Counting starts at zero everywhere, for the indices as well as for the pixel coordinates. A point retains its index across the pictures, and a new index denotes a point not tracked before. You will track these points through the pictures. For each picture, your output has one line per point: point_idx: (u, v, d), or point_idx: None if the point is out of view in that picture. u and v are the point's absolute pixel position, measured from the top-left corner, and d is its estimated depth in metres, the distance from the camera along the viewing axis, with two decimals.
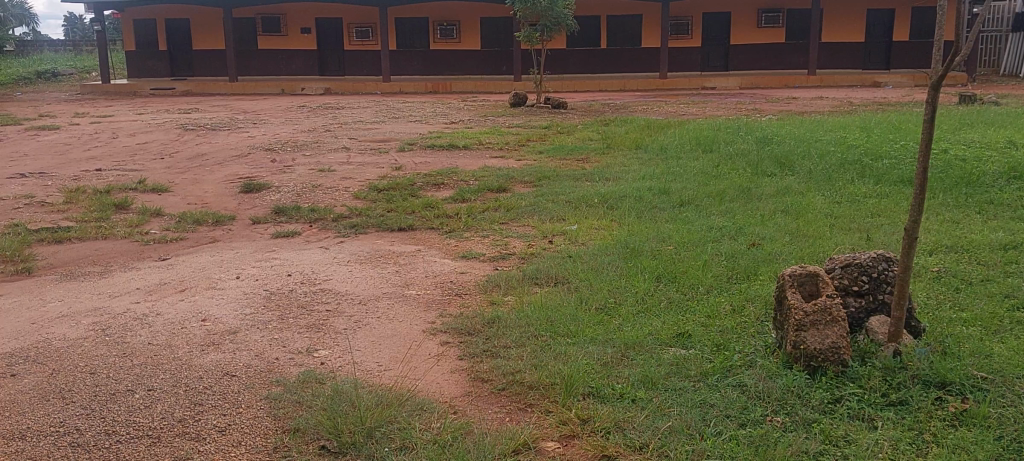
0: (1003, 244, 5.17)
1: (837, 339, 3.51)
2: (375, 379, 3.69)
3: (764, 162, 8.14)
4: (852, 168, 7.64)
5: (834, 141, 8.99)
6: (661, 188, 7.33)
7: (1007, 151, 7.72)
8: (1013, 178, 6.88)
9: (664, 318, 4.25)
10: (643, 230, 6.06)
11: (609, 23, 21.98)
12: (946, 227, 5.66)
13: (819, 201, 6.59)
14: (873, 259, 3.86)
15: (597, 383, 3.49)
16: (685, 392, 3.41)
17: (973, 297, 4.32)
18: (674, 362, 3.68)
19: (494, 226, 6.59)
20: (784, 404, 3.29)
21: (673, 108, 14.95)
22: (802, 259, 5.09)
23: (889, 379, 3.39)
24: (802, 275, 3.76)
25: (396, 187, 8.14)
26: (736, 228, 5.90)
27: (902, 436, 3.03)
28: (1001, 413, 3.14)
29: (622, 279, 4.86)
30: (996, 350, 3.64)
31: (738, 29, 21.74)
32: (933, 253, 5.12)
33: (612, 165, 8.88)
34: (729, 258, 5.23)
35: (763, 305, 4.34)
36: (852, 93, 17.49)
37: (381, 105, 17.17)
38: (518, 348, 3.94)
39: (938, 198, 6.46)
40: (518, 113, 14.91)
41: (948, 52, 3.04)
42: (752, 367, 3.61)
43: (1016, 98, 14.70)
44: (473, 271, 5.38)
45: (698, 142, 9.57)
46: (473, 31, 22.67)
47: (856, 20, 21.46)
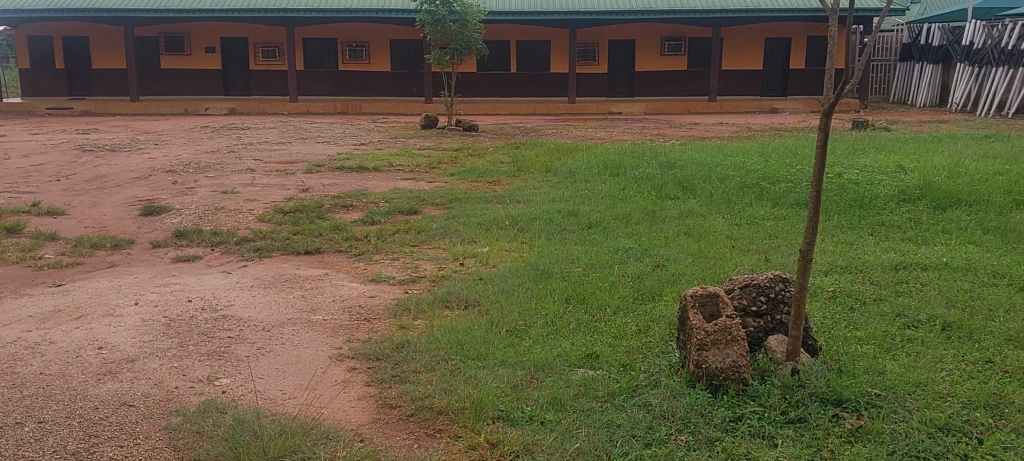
0: (894, 265, 5.39)
1: (738, 358, 3.58)
2: (278, 407, 3.61)
3: (667, 185, 8.31)
4: (752, 191, 7.87)
5: (734, 165, 9.22)
6: (570, 210, 7.42)
7: (897, 175, 8.05)
8: (903, 200, 7.19)
9: (573, 339, 4.27)
10: (553, 252, 6.10)
11: (515, 48, 22.22)
12: (840, 248, 5.87)
13: (720, 224, 6.76)
14: (771, 280, 3.97)
15: (507, 407, 3.48)
16: (593, 413, 3.43)
17: (867, 317, 4.48)
18: (582, 383, 3.70)
19: (404, 249, 6.54)
20: (687, 423, 3.34)
21: (583, 132, 15.14)
22: (705, 280, 5.19)
23: (788, 397, 3.47)
24: (703, 295, 3.82)
25: (302, 209, 8.00)
26: (641, 250, 5.99)
27: (802, 453, 3.11)
28: (894, 428, 3.25)
29: (532, 301, 4.88)
30: (888, 366, 3.78)
31: (643, 56, 22.20)
32: (829, 273, 5.30)
33: (523, 188, 8.93)
34: (635, 279, 5.30)
35: (668, 325, 4.40)
36: (750, 120, 18.04)
37: (289, 125, 16.90)
38: (427, 373, 3.90)
39: (833, 220, 6.70)
40: (428, 135, 14.87)
41: (839, 80, 3.15)
42: (657, 387, 3.66)
43: (904, 124, 15.37)
44: (383, 295, 5.32)
45: (605, 165, 9.71)
46: (381, 53, 22.55)
47: (755, 49, 22.16)
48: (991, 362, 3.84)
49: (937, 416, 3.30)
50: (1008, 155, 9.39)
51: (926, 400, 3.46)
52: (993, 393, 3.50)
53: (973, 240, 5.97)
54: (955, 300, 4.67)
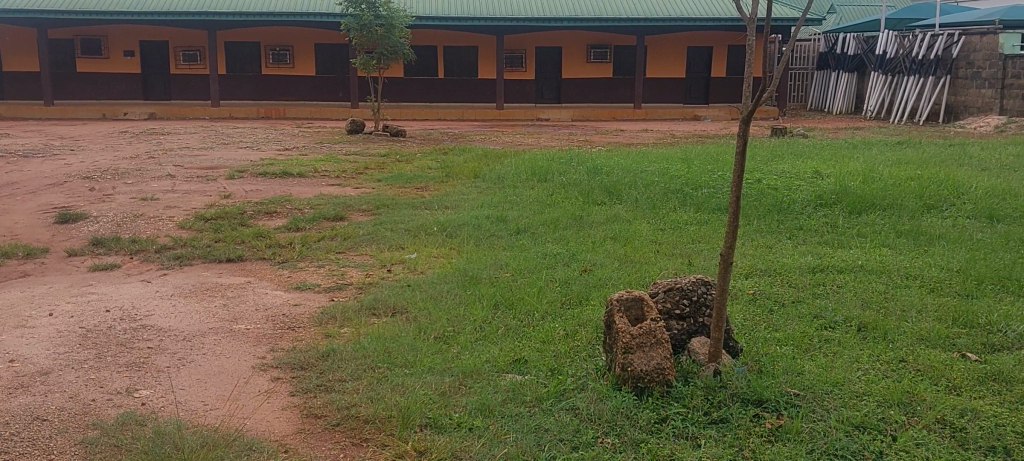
0: (813, 267, 5.53)
1: (662, 360, 3.63)
2: (200, 418, 3.54)
3: (595, 190, 8.39)
4: (676, 196, 8.01)
5: (659, 171, 9.37)
6: (498, 216, 7.43)
7: (814, 180, 8.27)
8: (820, 205, 7.40)
9: (501, 345, 4.28)
10: (481, 257, 6.11)
11: (442, 54, 22.20)
12: (760, 252, 6.00)
13: (645, 229, 6.86)
14: (693, 283, 4.04)
15: (435, 414, 3.47)
16: (520, 418, 3.45)
17: (786, 318, 4.60)
18: (510, 388, 3.72)
19: (330, 256, 6.47)
20: (613, 426, 3.38)
21: (511, 138, 15.18)
22: (632, 284, 5.26)
23: (710, 398, 3.54)
24: (628, 299, 3.86)
25: (224, 216, 7.85)
26: (569, 255, 6.03)
27: (724, 453, 3.18)
28: (812, 427, 3.34)
29: (460, 307, 4.87)
30: (807, 367, 3.88)
31: (570, 63, 22.40)
32: (749, 276, 5.42)
33: (451, 193, 8.92)
34: (563, 284, 5.34)
35: (595, 329, 4.45)
36: (673, 127, 18.35)
37: (211, 130, 16.57)
38: (353, 381, 3.86)
39: (753, 224, 6.85)
40: (355, 141, 14.73)
41: (758, 88, 3.23)
42: (583, 390, 3.69)
43: (820, 131, 15.82)
44: (308, 303, 5.25)
45: (533, 171, 9.75)
46: (306, 57, 22.30)
47: (678, 58, 22.54)
48: (904, 361, 3.98)
49: (853, 414, 3.41)
50: (920, 161, 9.72)
51: (843, 399, 3.57)
52: (906, 391, 3.62)
53: (887, 243, 6.18)
54: (870, 301, 4.82)
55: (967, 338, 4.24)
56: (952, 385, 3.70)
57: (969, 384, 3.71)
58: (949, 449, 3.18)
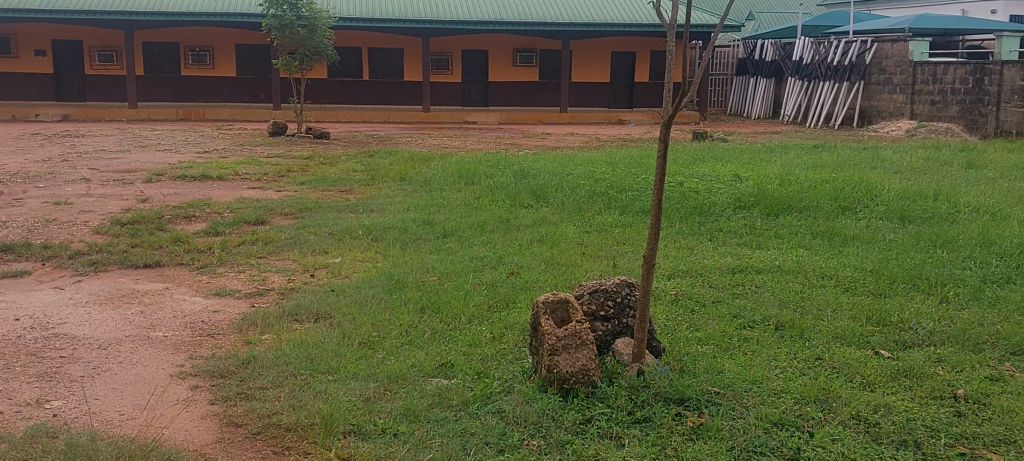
0: (732, 268, 5.65)
1: (587, 361, 3.66)
2: (115, 429, 3.44)
3: (521, 193, 8.41)
4: (600, 199, 8.09)
5: (584, 174, 9.45)
6: (425, 219, 7.40)
7: (734, 183, 8.44)
8: (739, 208, 7.55)
9: (426, 349, 4.26)
10: (407, 261, 6.07)
11: (367, 56, 22.03)
12: (682, 254, 6.10)
13: (571, 231, 6.91)
14: (617, 285, 4.08)
15: (359, 421, 3.43)
16: (446, 423, 3.43)
17: (707, 318, 4.68)
18: (436, 393, 3.70)
19: (251, 261, 6.35)
20: (539, 427, 3.39)
21: (437, 141, 15.12)
22: (557, 287, 5.29)
23: (634, 398, 3.58)
24: (554, 301, 3.88)
25: (141, 221, 7.64)
26: (496, 258, 6.04)
27: (647, 452, 3.22)
28: (733, 425, 3.40)
29: (385, 312, 4.83)
30: (727, 365, 3.96)
31: (496, 66, 22.44)
32: (671, 277, 5.50)
33: (376, 196, 8.84)
34: (490, 286, 5.34)
35: (521, 332, 4.46)
36: (598, 130, 18.54)
37: (127, 133, 16.12)
38: (275, 389, 3.80)
39: (676, 226, 6.96)
40: (277, 143, 14.50)
41: (678, 92, 3.28)
42: (510, 393, 3.69)
43: (740, 135, 16.14)
44: (228, 309, 5.14)
45: (460, 174, 9.74)
46: (227, 58, 21.88)
47: (602, 62, 22.78)
48: (820, 358, 4.09)
49: (772, 412, 3.48)
50: (835, 164, 9.99)
51: (762, 396, 3.64)
52: (823, 388, 3.72)
53: (803, 244, 6.34)
54: (787, 301, 4.95)
55: (880, 336, 4.37)
56: (866, 381, 3.82)
57: (882, 380, 3.83)
58: (864, 444, 3.28)
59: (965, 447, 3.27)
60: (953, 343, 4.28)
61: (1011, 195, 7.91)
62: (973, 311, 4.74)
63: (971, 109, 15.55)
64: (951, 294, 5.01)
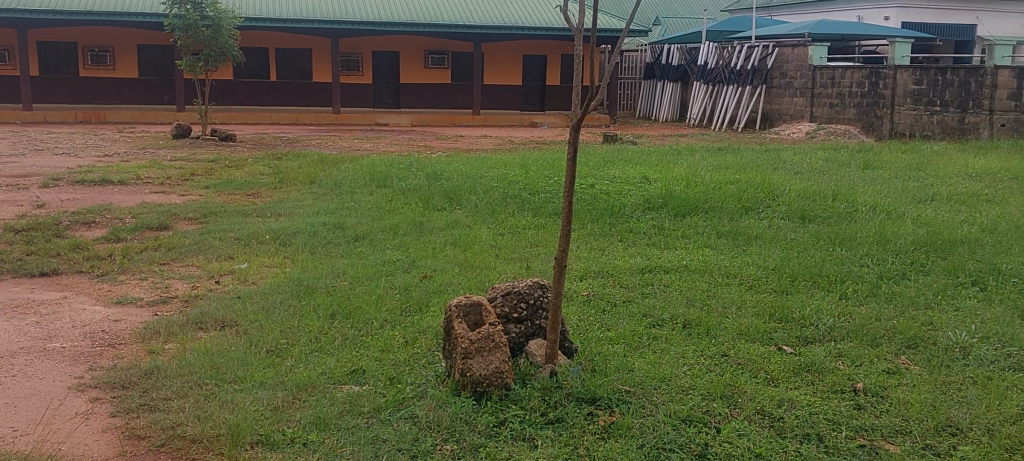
0: (642, 268, 5.74)
1: (500, 364, 3.66)
2: (8, 446, 3.29)
3: (434, 196, 8.39)
4: (514, 201, 8.13)
5: (498, 176, 9.50)
6: (335, 223, 7.30)
7: (643, 185, 8.60)
8: (648, 208, 7.69)
9: (337, 355, 4.20)
10: (317, 266, 5.98)
11: (275, 57, 21.64)
12: (594, 254, 6.17)
13: (485, 233, 6.92)
14: (529, 287, 4.09)
15: (267, 430, 3.37)
16: (358, 430, 3.39)
17: (619, 317, 4.74)
18: (346, 400, 3.65)
19: (154, 267, 6.16)
20: (453, 432, 3.38)
21: (348, 143, 14.97)
22: (471, 289, 5.29)
23: (546, 399, 3.60)
24: (467, 305, 3.87)
25: (36, 227, 7.33)
26: (408, 262, 6.00)
27: (560, 452, 3.24)
28: (643, 423, 3.46)
29: (293, 319, 4.74)
30: (636, 364, 4.01)
31: (407, 68, 22.32)
32: (583, 278, 5.56)
33: (284, 200, 8.69)
34: (402, 290, 5.30)
35: (434, 336, 4.44)
36: (510, 132, 18.63)
37: (22, 135, 15.47)
38: (179, 400, 3.69)
39: (587, 228, 7.03)
40: (182, 145, 14.13)
41: (586, 97, 3.32)
42: (422, 398, 3.67)
43: (649, 138, 16.41)
44: (130, 318, 4.98)
45: (372, 176, 9.67)
46: (128, 59, 21.21)
47: (513, 64, 22.87)
48: (726, 355, 4.19)
49: (680, 408, 3.55)
50: (739, 166, 10.26)
51: (670, 393, 3.71)
52: (728, 384, 3.81)
53: (710, 244, 6.48)
54: (695, 299, 5.05)
55: (783, 332, 4.50)
56: (770, 376, 3.93)
57: (786, 375, 3.94)
58: (769, 438, 3.36)
59: (864, 438, 3.39)
60: (851, 338, 4.44)
61: (903, 195, 8.24)
62: (870, 307, 4.92)
63: (866, 112, 16.11)
64: (850, 291, 5.19)
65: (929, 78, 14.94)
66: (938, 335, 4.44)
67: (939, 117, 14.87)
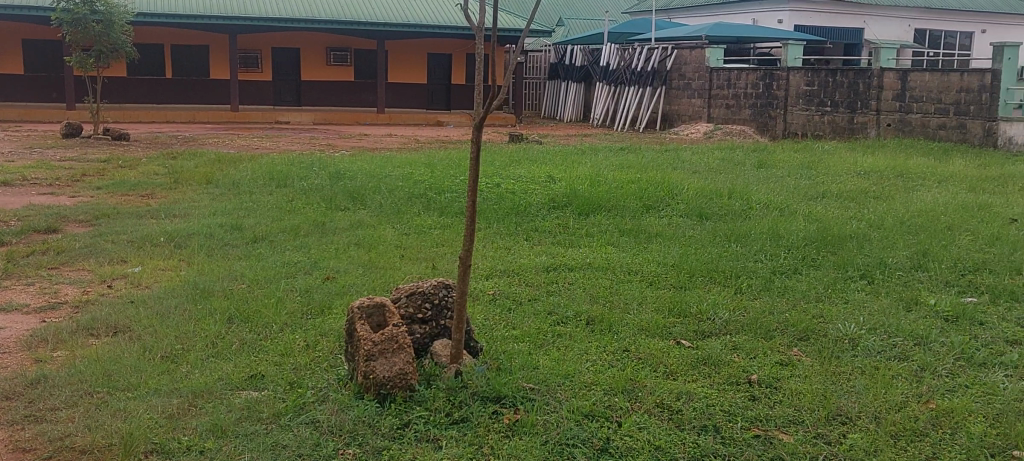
0: (546, 267, 5.78)
1: (404, 365, 3.64)
2: None
3: (337, 196, 8.27)
4: (419, 201, 8.08)
5: (402, 176, 9.42)
6: (233, 224, 7.13)
7: (548, 184, 8.67)
8: (553, 207, 7.76)
9: (235, 361, 4.10)
10: (215, 268, 5.83)
11: (171, 54, 21.02)
12: (500, 253, 6.19)
13: (389, 233, 6.85)
14: (434, 287, 4.07)
15: (161, 439, 3.26)
16: (256, 436, 3.32)
17: (523, 316, 4.77)
18: (245, 406, 3.56)
19: (41, 272, 5.90)
20: (355, 435, 3.34)
21: (247, 142, 14.63)
22: (374, 290, 5.24)
23: (451, 399, 3.59)
24: (370, 306, 3.83)
25: None
26: (310, 263, 5.90)
27: (464, 452, 3.24)
28: (547, 419, 3.48)
29: (189, 324, 4.60)
30: (541, 362, 4.04)
31: (310, 66, 21.97)
32: (489, 277, 5.57)
33: (180, 201, 8.44)
34: (303, 293, 5.21)
35: (336, 338, 4.37)
36: (416, 131, 18.52)
37: None
38: (67, 410, 3.54)
39: (492, 227, 7.04)
40: (71, 145, 13.58)
41: (489, 96, 3.33)
42: (324, 402, 3.61)
43: (554, 137, 16.56)
44: (15, 325, 4.75)
45: (272, 176, 9.47)
46: (13, 54, 20.28)
47: (417, 64, 22.76)
48: (628, 350, 4.25)
49: (582, 404, 3.59)
50: (640, 165, 10.44)
51: (573, 389, 3.75)
52: (630, 379, 3.87)
53: (613, 241, 6.58)
54: (597, 296, 5.11)
55: (681, 327, 4.60)
56: (669, 370, 4.00)
57: (684, 368, 4.02)
58: (668, 431, 3.43)
59: (759, 429, 3.48)
60: (746, 331, 4.57)
61: (796, 192, 8.52)
62: (764, 301, 5.07)
63: (761, 112, 16.69)
64: (745, 286, 5.34)
65: (820, 79, 15.49)
66: (828, 327, 4.61)
67: (830, 117, 15.40)
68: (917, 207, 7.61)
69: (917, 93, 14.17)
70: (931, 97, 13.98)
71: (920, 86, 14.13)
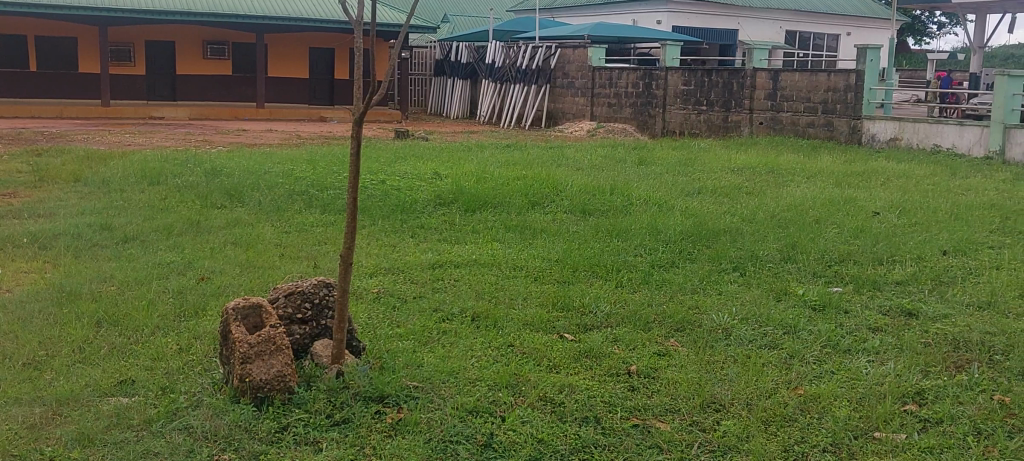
0: (431, 263, 5.76)
1: (282, 367, 3.56)
2: None
3: (214, 193, 8.04)
4: (300, 198, 7.92)
5: (282, 172, 9.23)
6: (102, 223, 6.84)
7: (433, 180, 8.64)
8: (439, 203, 7.75)
9: (103, 366, 3.93)
10: (82, 270, 5.58)
11: (35, 46, 20.00)
12: (384, 251, 6.13)
13: (269, 232, 6.70)
14: (314, 286, 4.00)
15: (21, 451, 3.11)
16: (126, 444, 3.20)
17: (407, 313, 4.74)
18: (114, 413, 3.42)
19: None
20: (231, 440, 3.26)
21: (118, 138, 14.05)
22: (252, 290, 5.11)
23: (332, 400, 3.54)
24: (246, 307, 3.73)
25: None
26: (184, 263, 5.71)
27: (346, 453, 3.20)
28: (431, 417, 3.47)
29: (52, 329, 4.39)
30: (425, 359, 4.03)
31: (187, 60, 21.26)
32: (373, 275, 5.52)
33: (45, 199, 8.05)
34: (177, 294, 5.05)
35: (212, 341, 4.25)
36: (299, 127, 18.18)
37: None
38: None
39: (376, 224, 6.97)
40: None
41: (368, 91, 3.30)
42: (198, 407, 3.51)
43: (439, 134, 16.53)
44: None
45: (144, 173, 9.14)
46: None
47: (299, 59, 22.31)
48: (511, 345, 4.28)
49: (466, 400, 3.59)
50: (525, 162, 10.54)
51: (458, 386, 3.75)
52: (513, 373, 3.89)
53: (498, 238, 6.61)
54: (483, 292, 5.13)
55: (564, 321, 4.66)
56: (552, 363, 4.06)
57: (567, 361, 4.08)
58: (550, 423, 3.47)
59: (638, 418, 3.56)
60: (626, 323, 4.67)
61: (675, 188, 8.76)
62: (644, 293, 5.19)
63: (641, 111, 17.08)
64: (625, 279, 5.46)
65: (696, 79, 15.99)
66: (704, 318, 4.75)
67: (706, 116, 15.89)
68: (787, 201, 7.93)
69: (788, 92, 14.74)
70: (801, 96, 14.56)
71: (791, 86, 14.71)
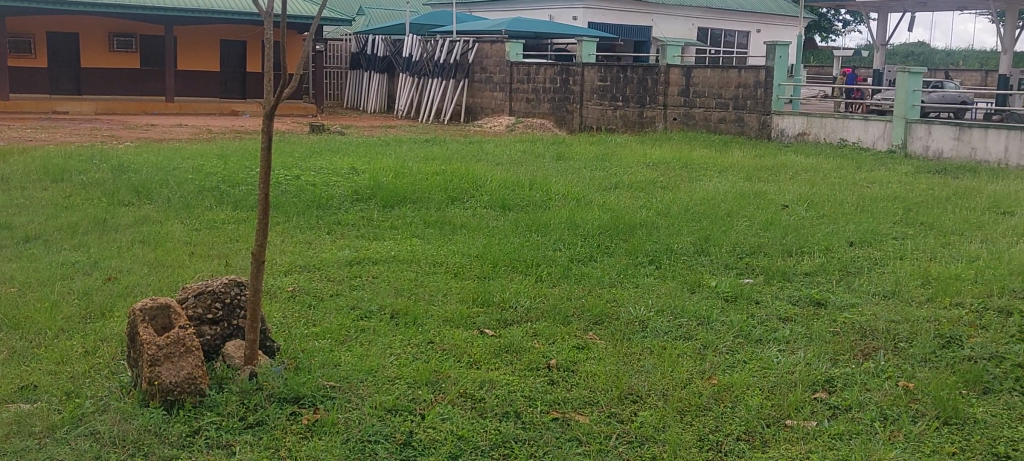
0: (348, 260, 5.69)
1: (192, 369, 3.47)
2: None
3: (120, 190, 7.80)
4: (211, 195, 7.74)
5: (191, 168, 9.01)
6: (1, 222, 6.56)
7: (349, 176, 8.55)
8: (356, 199, 7.66)
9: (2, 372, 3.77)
10: None
11: None
12: (299, 248, 6.03)
13: (178, 229, 6.53)
14: (225, 285, 3.91)
15: None
16: (28, 452, 3.08)
17: (324, 312, 4.67)
18: (13, 421, 3.29)
19: None
20: (140, 445, 3.17)
21: (18, 133, 13.51)
22: (160, 290, 4.97)
23: (245, 402, 3.47)
24: (154, 308, 3.63)
25: None
26: (90, 263, 5.52)
27: (260, 456, 3.14)
28: (348, 417, 3.43)
29: None
30: (343, 358, 3.98)
31: (93, 52, 20.55)
32: (288, 273, 5.42)
33: None
34: (82, 295, 4.88)
35: (119, 343, 4.12)
36: (211, 122, 17.79)
37: None
38: None
39: (292, 221, 6.85)
40: None
41: (280, 86, 3.24)
42: (106, 411, 3.40)
43: (355, 128, 16.37)
44: None
45: (47, 169, 8.81)
46: None
47: (211, 51, 21.77)
48: (431, 342, 4.26)
49: (385, 399, 3.56)
50: (443, 157, 10.51)
51: (376, 385, 3.72)
52: (433, 370, 3.88)
53: (416, 234, 6.58)
54: (401, 289, 5.09)
55: (484, 316, 4.65)
56: (472, 359, 4.05)
57: (487, 357, 4.09)
58: (470, 419, 3.47)
59: (557, 412, 3.59)
60: (545, 317, 4.69)
61: (591, 183, 8.86)
62: (562, 288, 5.23)
63: (559, 106, 17.20)
64: (544, 274, 5.48)
65: (612, 75, 16.16)
66: (621, 311, 4.81)
67: (622, 112, 16.11)
68: (699, 195, 8.09)
69: (700, 88, 15.03)
70: (712, 92, 14.86)
71: (702, 82, 15.00)
